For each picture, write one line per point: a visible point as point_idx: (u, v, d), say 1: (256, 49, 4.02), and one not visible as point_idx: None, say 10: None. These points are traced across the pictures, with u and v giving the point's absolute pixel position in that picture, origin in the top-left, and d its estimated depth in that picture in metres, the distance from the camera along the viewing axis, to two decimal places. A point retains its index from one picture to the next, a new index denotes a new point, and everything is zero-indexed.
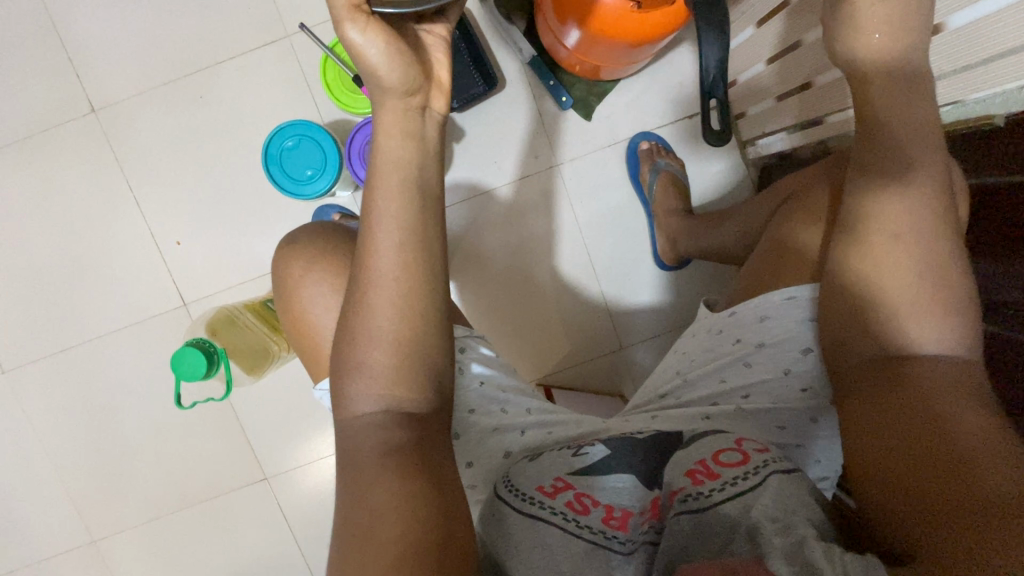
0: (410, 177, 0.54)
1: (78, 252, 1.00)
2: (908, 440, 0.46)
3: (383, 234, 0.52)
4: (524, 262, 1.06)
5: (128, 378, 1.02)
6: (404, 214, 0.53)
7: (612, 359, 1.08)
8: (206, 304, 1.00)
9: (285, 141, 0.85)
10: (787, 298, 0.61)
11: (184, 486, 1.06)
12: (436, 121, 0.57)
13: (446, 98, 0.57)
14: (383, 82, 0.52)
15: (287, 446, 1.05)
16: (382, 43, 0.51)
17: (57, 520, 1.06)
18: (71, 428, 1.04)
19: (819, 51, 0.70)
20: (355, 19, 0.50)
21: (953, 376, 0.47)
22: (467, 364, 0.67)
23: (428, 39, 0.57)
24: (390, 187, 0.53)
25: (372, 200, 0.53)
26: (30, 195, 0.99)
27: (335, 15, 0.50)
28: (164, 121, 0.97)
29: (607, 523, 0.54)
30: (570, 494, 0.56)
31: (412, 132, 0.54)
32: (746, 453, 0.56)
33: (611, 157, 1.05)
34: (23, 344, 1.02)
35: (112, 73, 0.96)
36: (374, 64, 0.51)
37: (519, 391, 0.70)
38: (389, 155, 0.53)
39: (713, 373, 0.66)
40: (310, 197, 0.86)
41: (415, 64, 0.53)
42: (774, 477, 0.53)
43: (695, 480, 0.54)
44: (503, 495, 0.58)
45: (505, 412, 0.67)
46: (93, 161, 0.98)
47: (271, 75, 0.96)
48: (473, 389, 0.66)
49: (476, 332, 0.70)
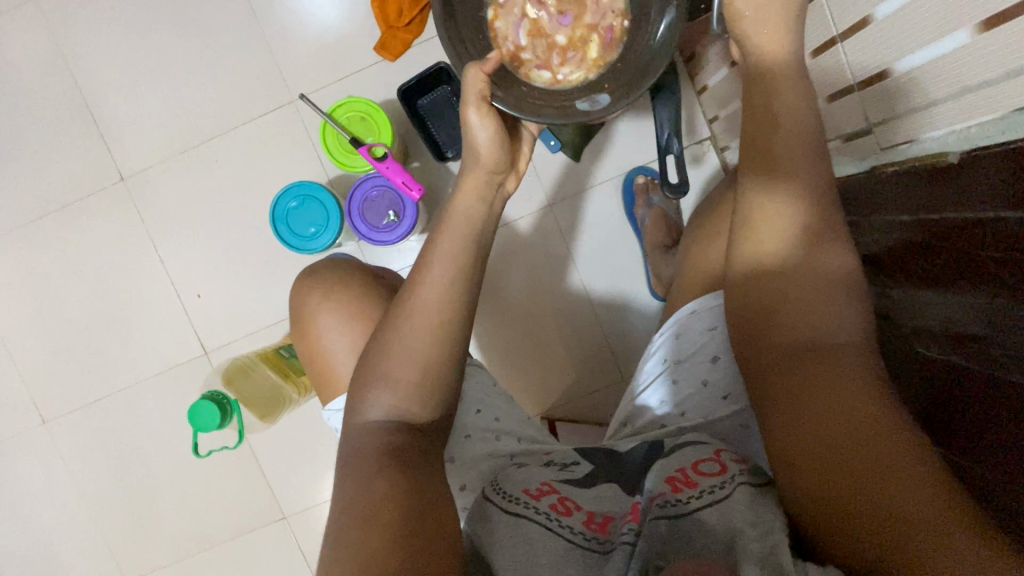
0: (472, 230, 0.60)
1: (111, 307, 1.08)
2: (831, 441, 0.46)
3: (437, 271, 0.58)
4: (522, 296, 1.10)
5: (154, 424, 1.09)
6: (458, 263, 0.59)
7: (614, 390, 1.10)
8: (224, 351, 1.07)
9: (290, 202, 0.89)
10: (690, 312, 0.68)
11: (209, 525, 1.11)
12: (505, 196, 0.66)
13: (518, 182, 0.66)
14: (481, 156, 0.62)
15: (303, 484, 1.10)
16: (493, 130, 0.61)
17: (92, 561, 1.12)
18: (104, 473, 1.10)
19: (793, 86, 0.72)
20: (479, 107, 0.60)
21: (850, 364, 0.48)
22: (469, 392, 0.74)
23: (521, 132, 0.66)
24: (457, 233, 0.60)
25: (437, 241, 0.60)
26: (65, 259, 1.08)
27: (465, 98, 0.60)
28: (183, 184, 1.05)
29: (588, 526, 0.57)
30: (553, 497, 0.59)
31: (486, 198, 0.62)
32: (724, 463, 0.57)
33: (603, 195, 1.08)
34: (62, 395, 1.10)
35: (138, 143, 1.05)
36: (480, 141, 0.61)
37: (514, 422, 0.75)
38: (464, 210, 0.61)
39: (650, 391, 0.72)
40: (318, 250, 0.90)
41: (509, 150, 0.63)
42: (746, 487, 0.54)
43: (674, 487, 0.55)
44: (491, 496, 0.60)
45: (498, 440, 0.71)
46: (122, 224, 1.06)
47: (279, 138, 1.03)
48: (471, 416, 0.72)
49: (475, 363, 0.78)
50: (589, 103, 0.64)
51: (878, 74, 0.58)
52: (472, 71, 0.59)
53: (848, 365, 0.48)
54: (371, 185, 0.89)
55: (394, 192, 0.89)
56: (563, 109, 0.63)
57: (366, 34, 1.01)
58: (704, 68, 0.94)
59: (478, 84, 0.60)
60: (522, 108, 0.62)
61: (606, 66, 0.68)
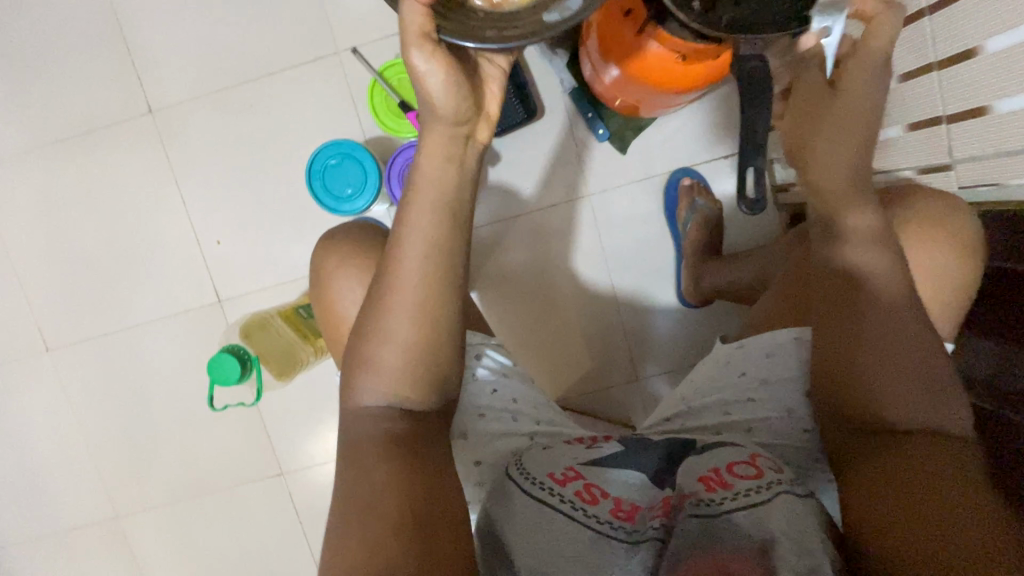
0: (444, 195, 0.57)
1: (126, 243, 1.05)
2: (902, 507, 0.49)
3: (408, 244, 0.56)
4: (546, 285, 1.08)
5: (160, 366, 1.07)
6: (429, 234, 0.56)
7: (626, 389, 1.09)
8: (238, 303, 1.04)
9: (329, 159, 0.86)
10: (795, 338, 0.65)
11: (205, 472, 1.10)
12: (478, 149, 0.60)
13: (490, 129, 0.60)
14: (437, 109, 0.56)
15: (305, 445, 1.09)
16: (444, 73, 0.54)
17: (84, 494, 1.12)
18: (105, 409, 1.09)
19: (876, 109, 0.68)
20: (422, 46, 0.53)
21: (939, 448, 0.51)
22: (480, 374, 0.72)
23: (486, 70, 0.59)
24: (426, 203, 0.57)
25: (405, 211, 0.57)
26: (84, 188, 1.04)
27: (405, 38, 0.53)
28: (214, 125, 1.01)
29: (615, 515, 0.56)
30: (579, 483, 0.59)
31: (454, 157, 0.58)
32: (760, 469, 0.57)
33: (645, 192, 1.04)
34: (68, 326, 1.08)
35: (170, 76, 1.01)
36: (433, 91, 0.55)
37: (531, 404, 0.73)
38: (430, 174, 0.57)
39: (710, 400, 0.71)
40: (350, 213, 0.87)
41: (471, 97, 0.56)
42: (785, 495, 0.54)
43: (707, 487, 0.56)
44: (513, 474, 0.62)
45: (515, 420, 0.71)
46: (146, 159, 1.03)
47: (319, 90, 0.99)
48: (484, 395, 0.71)
49: (491, 340, 0.74)
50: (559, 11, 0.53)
51: (975, 109, 0.55)
52: (407, 3, 0.52)
53: (942, 449, 0.51)
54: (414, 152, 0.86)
55: None
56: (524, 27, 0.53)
57: None
58: None
59: (416, 18, 0.52)
60: (473, 33, 0.52)
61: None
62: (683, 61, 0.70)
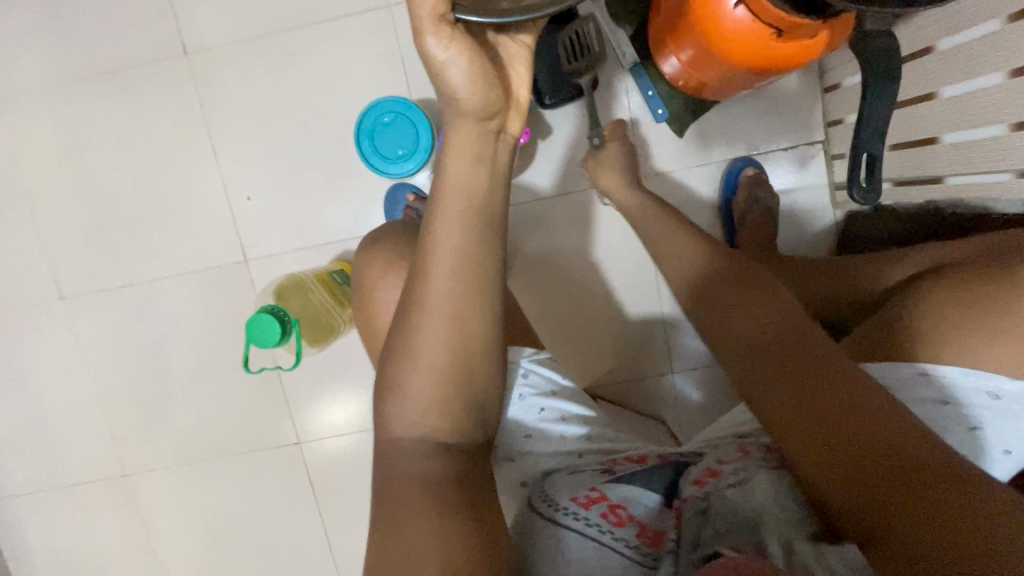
0: (473, 203, 0.51)
1: (151, 192, 1.00)
2: (846, 458, 0.45)
3: (437, 264, 0.51)
4: (584, 269, 1.04)
5: (180, 323, 1.03)
6: (459, 247, 0.51)
7: (658, 383, 1.06)
8: (266, 263, 1.00)
9: (382, 116, 0.81)
10: None
11: (219, 436, 1.07)
12: (509, 143, 0.53)
13: (521, 120, 0.52)
14: (461, 104, 0.48)
15: (323, 415, 1.06)
16: (466, 60, 0.45)
17: (92, 450, 1.08)
18: (119, 363, 1.05)
19: (977, 106, 0.64)
20: (439, 31, 0.44)
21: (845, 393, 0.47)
22: (526, 393, 0.67)
23: (507, 52, 0.51)
24: (453, 215, 0.50)
25: (431, 226, 0.51)
26: (109, 130, 0.99)
27: (416, 23, 0.44)
28: (253, 74, 0.96)
29: (641, 539, 0.57)
30: (604, 505, 0.59)
31: (483, 157, 0.50)
32: (747, 452, 0.61)
33: (698, 179, 1.00)
34: (84, 275, 1.03)
35: (210, 18, 0.95)
36: (456, 86, 0.46)
37: (580, 419, 0.68)
38: (453, 180, 0.50)
39: None
40: (397, 176, 0.82)
41: (498, 85, 0.48)
42: (766, 476, 0.56)
43: (699, 481, 0.59)
44: (537, 505, 0.60)
45: (563, 438, 0.67)
46: (177, 104, 0.97)
47: (368, 44, 0.94)
48: (530, 415, 0.67)
49: (537, 356, 0.70)
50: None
51: None
52: None
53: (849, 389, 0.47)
54: None
55: None
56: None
57: None
58: (842, 66, 0.87)
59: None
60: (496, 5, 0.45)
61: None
62: (779, 37, 0.65)
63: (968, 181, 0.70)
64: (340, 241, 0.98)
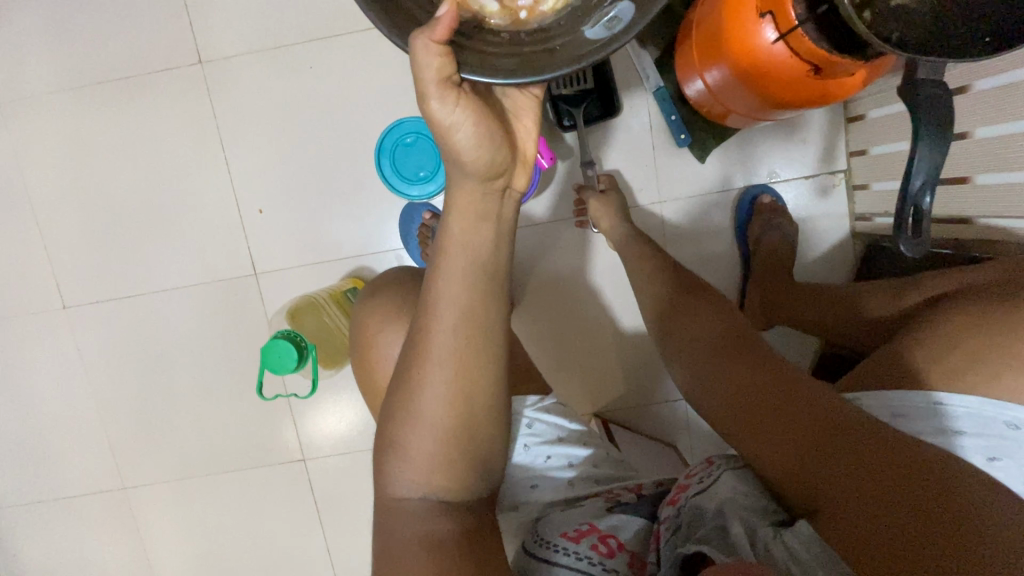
0: (478, 264, 0.49)
1: (161, 201, 0.98)
2: (816, 458, 0.50)
3: (440, 321, 0.49)
4: (598, 292, 1.03)
5: (184, 335, 1.01)
6: (463, 304, 0.49)
7: (668, 409, 1.05)
8: (276, 278, 0.98)
9: (404, 136, 0.80)
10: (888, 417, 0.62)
11: (221, 451, 1.05)
12: (514, 199, 0.51)
13: (527, 174, 0.52)
14: (466, 165, 0.47)
15: (328, 432, 1.04)
16: (472, 123, 0.45)
17: (91, 461, 1.06)
18: (122, 374, 1.03)
19: (1015, 152, 0.63)
20: (444, 94, 0.44)
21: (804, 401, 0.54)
22: (530, 443, 0.68)
23: (512, 105, 0.50)
24: (456, 273, 0.49)
25: (433, 285, 0.49)
26: (119, 137, 0.96)
27: (421, 87, 0.44)
28: (269, 85, 0.94)
29: (631, 566, 0.57)
30: (594, 536, 0.58)
31: (487, 215, 0.49)
32: (712, 462, 0.62)
33: (715, 206, 0.99)
34: (88, 283, 1.01)
35: (226, 26, 0.92)
36: (461, 146, 0.46)
37: (586, 465, 0.68)
38: (458, 238, 0.49)
39: None
40: (415, 198, 0.80)
41: (503, 144, 0.48)
42: (728, 476, 0.59)
43: (673, 494, 0.59)
44: (530, 548, 0.60)
45: (569, 485, 0.66)
46: (190, 113, 0.95)
47: (388, 60, 0.92)
48: (537, 464, 0.67)
49: (538, 403, 0.70)
50: (606, 23, 0.46)
51: None
52: (422, 50, 0.42)
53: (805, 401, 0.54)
54: None
55: None
56: (566, 51, 0.46)
57: None
58: (869, 99, 0.86)
59: (433, 61, 0.42)
60: (499, 68, 0.45)
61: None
62: (817, 76, 0.64)
63: (1000, 224, 0.69)
64: (352, 257, 0.97)
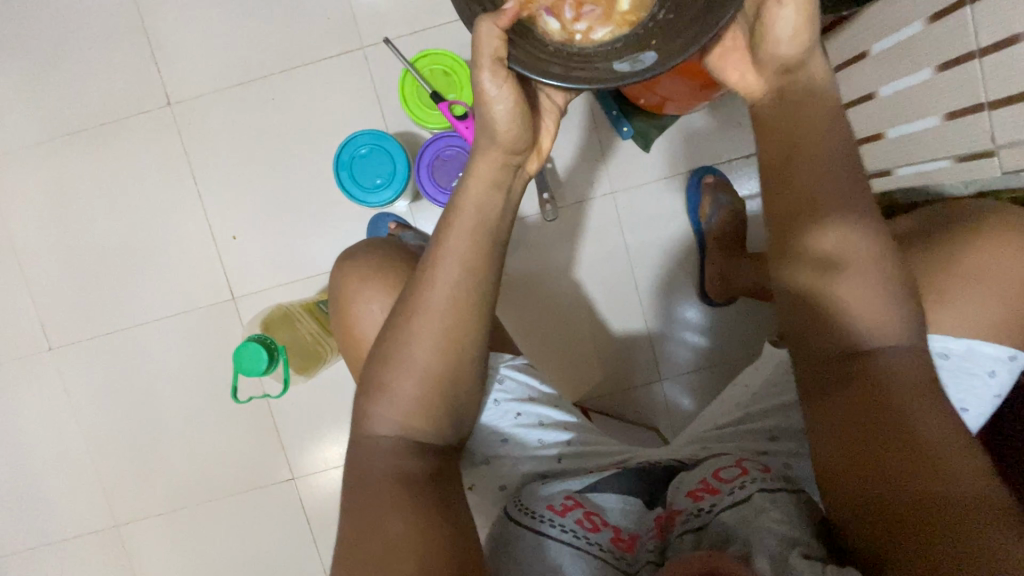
0: (484, 224, 0.55)
1: (139, 238, 1.02)
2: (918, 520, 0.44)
3: (445, 269, 0.55)
4: (565, 284, 1.07)
5: (169, 364, 1.04)
6: (466, 257, 0.55)
7: (647, 391, 1.07)
8: (254, 300, 1.02)
9: (359, 148, 0.85)
10: None
11: (211, 477, 1.06)
12: (524, 179, 0.60)
13: (539, 162, 0.61)
14: (498, 137, 0.55)
15: (315, 448, 1.05)
16: (512, 103, 0.54)
17: (82, 502, 1.06)
18: (109, 410, 1.05)
19: (911, 103, 0.69)
20: (495, 71, 0.52)
21: (934, 441, 0.46)
22: (501, 399, 0.67)
23: (546, 103, 0.60)
24: (465, 229, 0.55)
25: (442, 235, 0.56)
26: (96, 182, 1.02)
27: (478, 60, 0.52)
28: (235, 119, 1.00)
29: (615, 544, 0.58)
30: (579, 512, 0.59)
31: (501, 184, 0.57)
32: (746, 467, 0.58)
33: (666, 190, 1.04)
34: (73, 324, 1.04)
35: (191, 70, 0.99)
36: (498, 117, 0.54)
37: (559, 426, 0.69)
38: (473, 198, 0.56)
39: (777, 405, 0.66)
40: (376, 205, 0.86)
41: (531, 127, 0.56)
42: (761, 492, 0.54)
43: (695, 497, 0.57)
44: (512, 512, 0.61)
45: (541, 443, 0.67)
46: (163, 152, 1.01)
47: (343, 84, 0.98)
48: (508, 420, 0.67)
49: (511, 362, 0.69)
50: (630, 63, 0.54)
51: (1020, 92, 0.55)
52: (487, 25, 0.51)
53: (936, 446, 0.46)
54: (446, 145, 0.86)
55: (469, 155, 0.85)
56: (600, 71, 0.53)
57: None
58: None
59: (493, 40, 0.51)
60: (541, 67, 0.52)
61: (642, 22, 0.59)
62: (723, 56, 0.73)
63: (918, 170, 0.73)
64: (326, 272, 1.01)
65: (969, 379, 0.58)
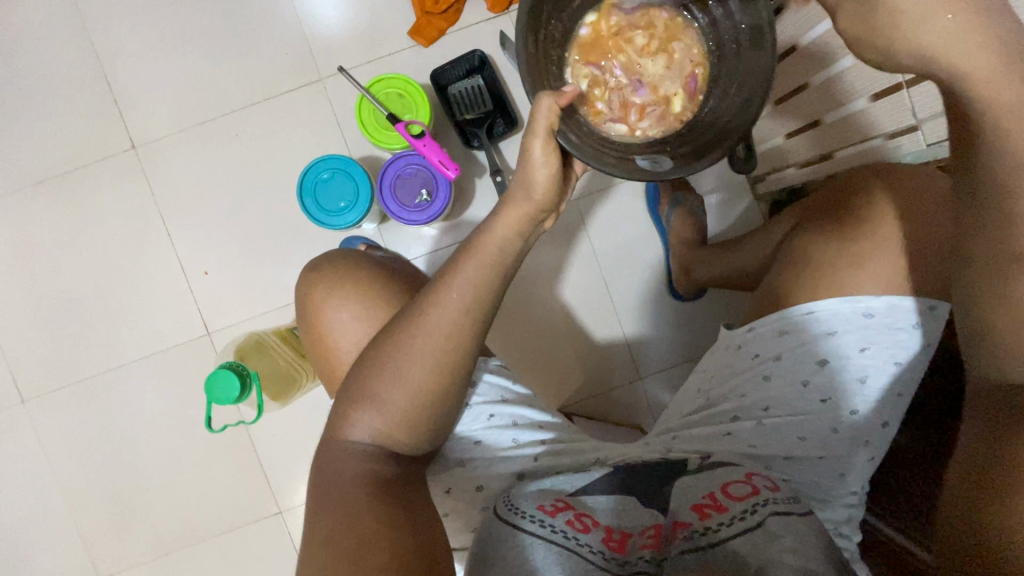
0: (499, 264, 0.57)
1: (109, 281, 1.02)
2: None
3: (453, 295, 0.56)
4: (538, 292, 1.08)
5: (146, 406, 1.02)
6: (478, 287, 0.56)
7: (628, 390, 1.08)
8: (229, 333, 1.02)
9: (321, 173, 0.87)
10: (780, 318, 0.63)
11: (196, 519, 1.04)
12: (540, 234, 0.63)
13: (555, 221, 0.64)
14: (533, 193, 0.58)
15: (299, 479, 1.03)
16: (553, 170, 0.57)
17: (63, 557, 1.03)
18: (86, 458, 1.03)
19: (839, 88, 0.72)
20: (546, 140, 0.56)
21: None
22: (475, 402, 0.69)
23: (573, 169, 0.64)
24: (483, 263, 0.57)
25: (460, 267, 0.57)
26: (63, 228, 1.02)
27: (535, 126, 0.55)
28: (199, 157, 1.01)
29: (607, 544, 0.54)
30: (569, 513, 0.57)
31: (523, 234, 0.59)
32: (757, 487, 0.56)
33: (627, 193, 1.07)
34: (45, 373, 1.03)
35: (154, 112, 1.01)
36: (539, 178, 0.57)
37: (534, 425, 0.69)
38: (496, 240, 0.57)
39: (731, 383, 0.67)
40: (341, 227, 0.87)
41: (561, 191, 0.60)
42: (775, 517, 0.51)
43: (702, 514, 0.54)
44: (502, 511, 0.58)
45: (516, 442, 0.68)
46: (130, 194, 1.02)
47: (305, 115, 1.01)
48: (480, 420, 0.68)
49: (487, 364, 0.72)
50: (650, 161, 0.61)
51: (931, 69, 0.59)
52: (546, 100, 0.55)
53: None
54: (407, 164, 0.88)
55: (429, 171, 0.87)
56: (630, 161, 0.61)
57: (402, 16, 0.99)
58: None
59: (550, 115, 0.55)
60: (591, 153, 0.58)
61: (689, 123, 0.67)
62: None
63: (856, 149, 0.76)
64: None
65: (895, 335, 0.59)
